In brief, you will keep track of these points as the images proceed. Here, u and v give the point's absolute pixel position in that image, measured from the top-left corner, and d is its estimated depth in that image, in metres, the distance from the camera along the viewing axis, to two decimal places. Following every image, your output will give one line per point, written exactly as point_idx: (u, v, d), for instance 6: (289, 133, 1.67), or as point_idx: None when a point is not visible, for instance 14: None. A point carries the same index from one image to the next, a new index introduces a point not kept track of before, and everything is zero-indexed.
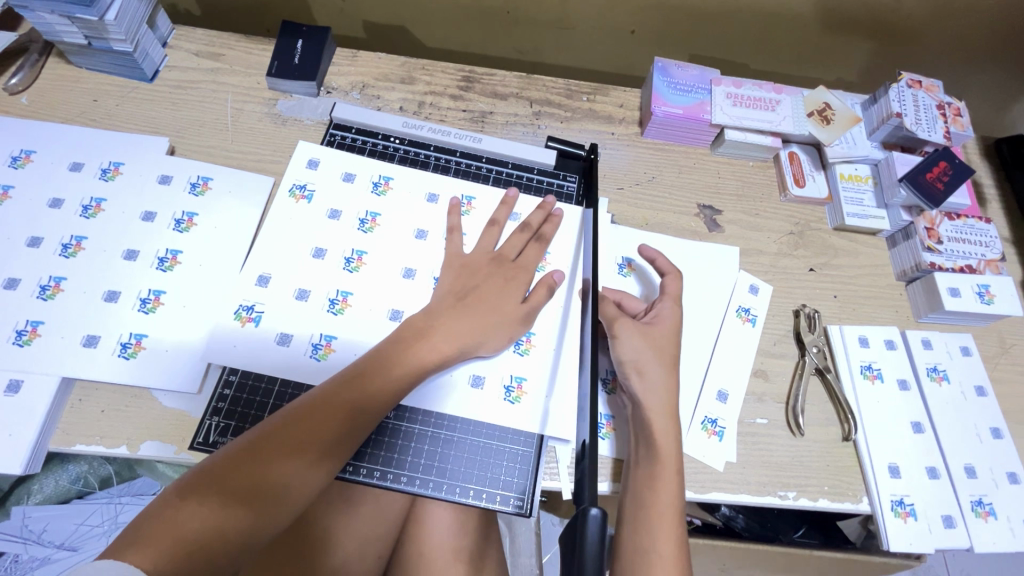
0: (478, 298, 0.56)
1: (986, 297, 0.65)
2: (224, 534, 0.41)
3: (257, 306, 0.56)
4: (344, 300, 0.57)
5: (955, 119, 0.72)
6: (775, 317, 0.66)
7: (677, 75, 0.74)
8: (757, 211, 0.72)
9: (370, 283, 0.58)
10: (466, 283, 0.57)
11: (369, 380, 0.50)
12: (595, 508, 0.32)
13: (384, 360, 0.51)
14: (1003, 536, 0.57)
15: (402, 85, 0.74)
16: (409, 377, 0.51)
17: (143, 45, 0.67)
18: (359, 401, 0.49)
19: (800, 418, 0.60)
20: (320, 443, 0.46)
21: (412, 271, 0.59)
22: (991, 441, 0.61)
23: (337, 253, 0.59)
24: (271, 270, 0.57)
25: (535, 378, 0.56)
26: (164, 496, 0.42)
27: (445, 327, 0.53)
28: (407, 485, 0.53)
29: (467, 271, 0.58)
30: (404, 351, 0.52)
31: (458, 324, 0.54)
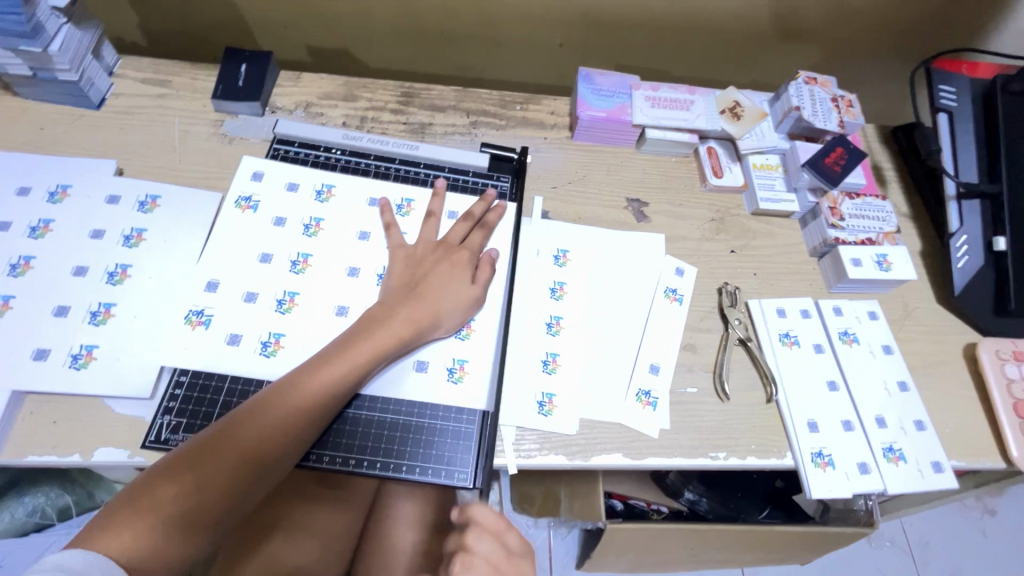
0: (429, 286, 0.61)
1: (885, 264, 0.72)
2: (196, 520, 0.45)
3: (206, 310, 0.59)
4: (291, 300, 0.61)
5: (847, 110, 0.80)
6: (700, 295, 0.72)
7: (600, 82, 0.80)
8: (680, 202, 0.79)
9: (316, 282, 0.62)
10: (414, 273, 0.62)
11: (338, 366, 0.53)
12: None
13: (349, 349, 0.54)
14: (914, 477, 0.63)
15: (344, 102, 0.79)
16: (373, 364, 0.55)
17: (88, 74, 0.70)
18: (326, 390, 0.52)
19: (725, 384, 0.65)
20: (289, 431, 0.50)
21: (356, 269, 0.64)
22: (898, 393, 0.67)
23: (284, 257, 0.63)
24: (220, 276, 0.61)
25: (472, 359, 0.61)
26: (134, 487, 0.44)
27: (401, 313, 0.58)
28: (354, 467, 0.56)
29: (412, 261, 0.63)
30: (366, 342, 0.55)
31: (414, 307, 0.58)
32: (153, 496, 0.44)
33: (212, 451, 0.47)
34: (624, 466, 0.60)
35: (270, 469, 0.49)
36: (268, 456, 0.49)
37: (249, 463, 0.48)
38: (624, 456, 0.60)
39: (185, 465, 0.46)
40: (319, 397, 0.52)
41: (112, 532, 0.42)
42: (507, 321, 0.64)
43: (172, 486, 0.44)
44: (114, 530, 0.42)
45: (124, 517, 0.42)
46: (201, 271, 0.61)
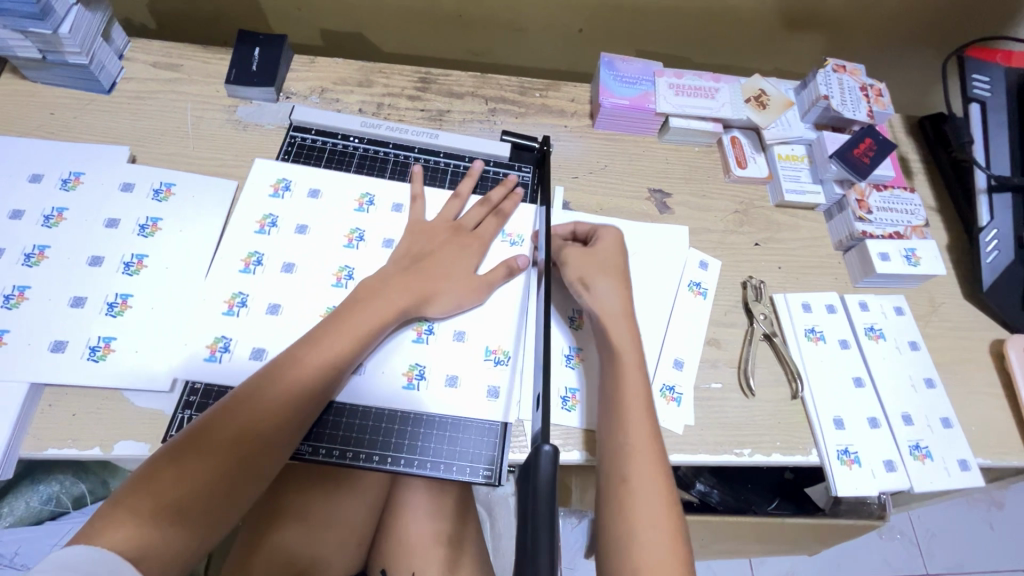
0: (433, 263, 0.60)
1: (913, 259, 0.71)
2: (196, 506, 0.43)
3: (261, 254, 0.61)
4: (346, 276, 0.61)
5: (877, 99, 0.78)
6: (724, 289, 0.70)
7: (622, 68, 0.78)
8: (704, 192, 0.77)
9: (366, 260, 0.62)
10: (421, 248, 0.61)
11: (328, 342, 0.52)
12: (548, 446, 0.36)
13: (335, 327, 0.54)
14: (940, 475, 0.62)
15: (360, 88, 0.77)
16: (360, 340, 0.54)
17: (98, 57, 0.68)
18: (307, 369, 0.51)
19: (751, 380, 0.64)
20: (301, 406, 0.50)
21: (391, 241, 0.64)
22: (925, 390, 0.66)
23: (338, 232, 0.63)
24: (264, 251, 0.61)
25: (511, 349, 0.60)
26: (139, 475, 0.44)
27: (442, 275, 0.60)
28: (368, 461, 0.55)
29: (423, 236, 0.63)
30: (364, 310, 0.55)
31: (443, 252, 0.61)
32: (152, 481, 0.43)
33: (206, 441, 0.46)
34: None
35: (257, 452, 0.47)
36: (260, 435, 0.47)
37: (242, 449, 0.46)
38: None
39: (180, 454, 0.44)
40: (301, 377, 0.51)
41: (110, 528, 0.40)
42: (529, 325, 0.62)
43: (170, 474, 0.43)
44: (114, 524, 0.40)
45: (124, 509, 0.41)
46: (243, 244, 0.61)
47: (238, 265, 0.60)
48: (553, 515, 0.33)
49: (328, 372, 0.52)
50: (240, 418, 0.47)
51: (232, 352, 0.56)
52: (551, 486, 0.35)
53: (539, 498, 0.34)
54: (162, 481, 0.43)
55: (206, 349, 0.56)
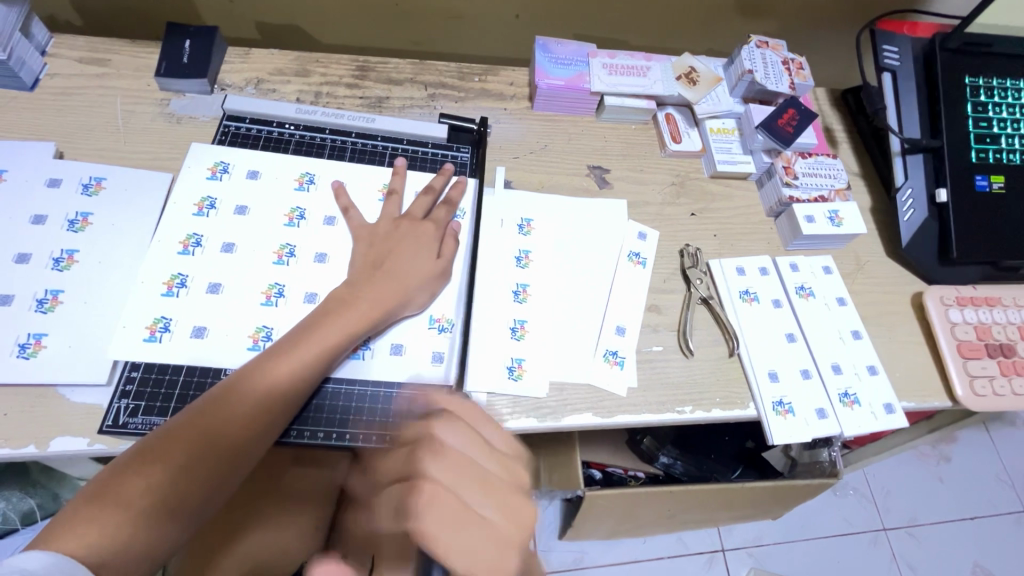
0: (395, 267, 0.60)
1: (837, 220, 0.75)
2: (165, 511, 0.45)
3: (199, 234, 0.61)
4: (289, 252, 0.61)
5: (798, 72, 0.82)
6: (663, 258, 0.73)
7: (557, 51, 0.80)
8: (641, 168, 0.80)
9: (308, 235, 0.63)
10: (380, 252, 0.61)
11: (299, 351, 0.52)
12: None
13: (308, 336, 0.53)
14: (868, 419, 0.66)
15: (297, 78, 0.77)
16: (330, 351, 0.54)
17: (17, 53, 0.66)
18: (279, 377, 0.51)
19: (689, 341, 0.67)
20: (268, 419, 0.50)
21: (333, 218, 0.64)
22: (852, 342, 0.70)
23: (278, 211, 0.63)
24: (203, 231, 0.61)
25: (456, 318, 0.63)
26: (108, 474, 0.45)
27: (405, 275, 0.60)
28: (314, 438, 0.56)
29: (376, 239, 0.62)
30: (334, 320, 0.55)
31: (404, 249, 0.62)
32: (120, 484, 0.44)
33: (174, 449, 0.46)
34: (595, 424, 0.61)
35: (225, 462, 0.48)
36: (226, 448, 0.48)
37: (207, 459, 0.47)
38: (594, 415, 0.62)
39: (146, 461, 0.45)
40: (273, 386, 0.51)
41: (77, 529, 0.42)
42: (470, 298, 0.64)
43: (141, 481, 0.44)
44: (80, 525, 0.42)
45: (90, 514, 0.42)
46: (181, 226, 0.61)
47: (176, 247, 0.60)
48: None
49: (301, 380, 0.52)
50: (209, 425, 0.48)
51: (172, 333, 0.56)
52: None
53: None
54: (132, 486, 0.44)
55: (144, 330, 0.55)
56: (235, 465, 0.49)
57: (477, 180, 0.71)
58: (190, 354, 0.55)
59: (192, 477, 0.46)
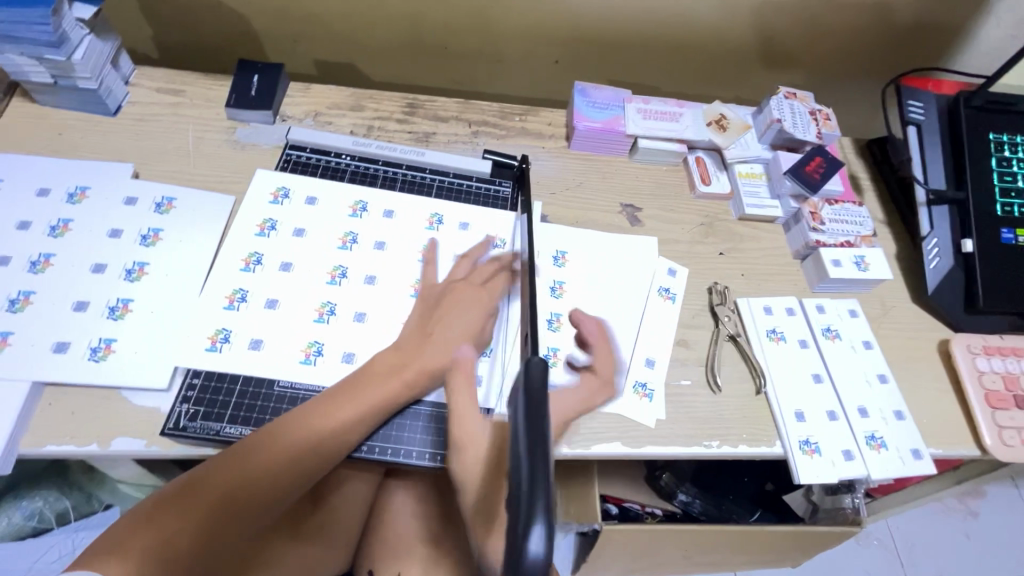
0: (444, 336, 0.61)
1: (863, 265, 0.77)
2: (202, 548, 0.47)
3: (260, 253, 0.65)
4: (342, 274, 0.65)
5: (825, 122, 0.86)
6: (692, 294, 0.76)
7: (595, 95, 0.85)
8: (671, 208, 0.83)
9: (360, 258, 0.67)
10: (432, 317, 0.62)
11: (345, 408, 0.55)
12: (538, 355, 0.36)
13: (358, 390, 0.56)
14: (895, 463, 0.66)
15: (352, 112, 0.83)
16: (369, 412, 0.56)
17: (106, 82, 0.73)
18: (324, 428, 0.54)
19: (717, 377, 0.69)
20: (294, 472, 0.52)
21: (383, 244, 0.68)
22: (879, 385, 0.71)
23: (332, 235, 0.68)
24: (264, 250, 0.65)
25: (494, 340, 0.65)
26: (144, 509, 0.47)
27: (454, 342, 0.61)
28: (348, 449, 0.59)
29: (428, 304, 0.64)
30: (377, 381, 0.57)
31: (453, 316, 0.63)
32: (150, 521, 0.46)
33: (204, 492, 0.49)
34: (624, 454, 0.62)
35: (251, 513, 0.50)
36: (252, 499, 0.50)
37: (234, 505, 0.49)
38: (623, 445, 0.63)
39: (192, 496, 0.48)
40: (315, 438, 0.53)
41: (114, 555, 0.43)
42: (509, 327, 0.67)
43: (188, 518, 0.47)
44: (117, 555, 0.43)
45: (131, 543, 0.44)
46: (244, 245, 0.66)
47: (238, 264, 0.64)
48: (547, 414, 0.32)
49: (345, 435, 0.55)
50: (251, 465, 0.51)
51: (232, 343, 0.60)
52: (543, 391, 0.34)
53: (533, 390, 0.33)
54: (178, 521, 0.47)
55: (207, 340, 0.59)
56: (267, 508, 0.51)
57: (517, 213, 0.75)
58: (247, 364, 0.59)
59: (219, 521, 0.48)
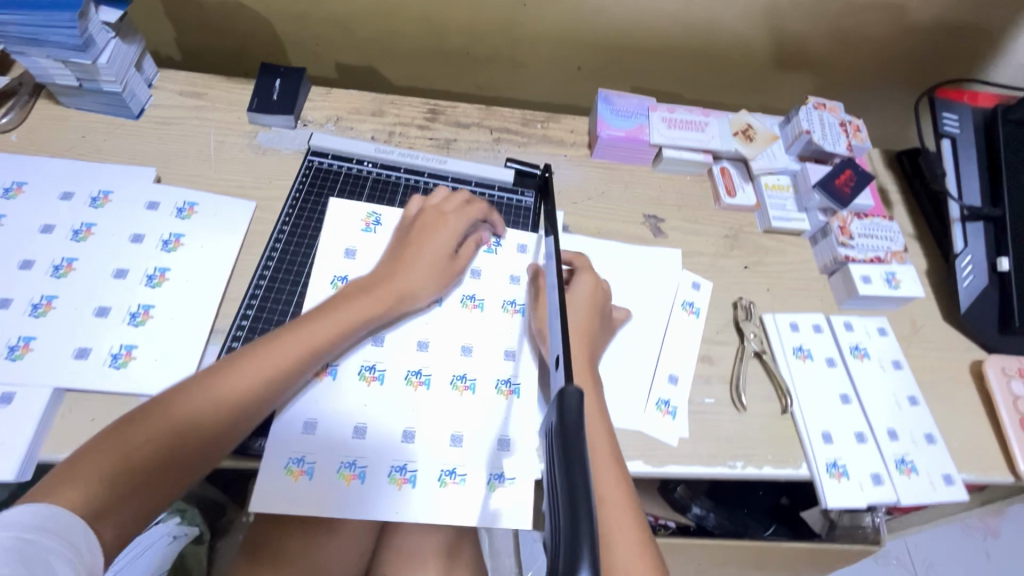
0: (409, 261, 0.64)
1: (894, 282, 0.75)
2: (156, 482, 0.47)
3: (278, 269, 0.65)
4: None
5: (855, 134, 0.84)
6: (716, 309, 0.74)
7: (619, 104, 0.84)
8: (695, 219, 0.82)
9: None
10: (404, 250, 0.64)
11: (299, 344, 0.55)
12: (572, 386, 0.36)
13: (324, 313, 0.58)
14: (926, 489, 0.64)
15: (373, 118, 0.82)
16: (334, 334, 0.57)
17: (130, 85, 0.73)
18: (289, 351, 0.55)
19: (742, 395, 0.67)
20: (257, 401, 0.52)
21: None
22: (909, 407, 0.69)
23: (348, 246, 0.67)
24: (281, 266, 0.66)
25: (519, 350, 0.65)
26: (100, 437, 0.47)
27: (421, 270, 0.63)
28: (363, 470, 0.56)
29: (405, 236, 0.67)
30: (346, 305, 0.59)
31: (424, 250, 0.65)
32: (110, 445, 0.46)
33: (168, 417, 0.49)
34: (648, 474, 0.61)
35: (211, 443, 0.50)
36: (212, 429, 0.50)
37: (197, 437, 0.49)
38: (646, 464, 0.62)
39: (140, 429, 0.47)
40: (277, 364, 0.54)
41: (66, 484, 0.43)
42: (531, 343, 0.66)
43: (139, 454, 0.46)
44: (70, 482, 0.44)
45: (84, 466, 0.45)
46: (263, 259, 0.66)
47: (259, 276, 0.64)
48: (586, 454, 0.33)
49: (307, 352, 0.55)
50: (211, 394, 0.51)
51: None
52: (578, 424, 0.34)
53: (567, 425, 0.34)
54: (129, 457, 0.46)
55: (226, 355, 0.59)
56: (227, 437, 0.51)
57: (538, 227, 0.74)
58: None
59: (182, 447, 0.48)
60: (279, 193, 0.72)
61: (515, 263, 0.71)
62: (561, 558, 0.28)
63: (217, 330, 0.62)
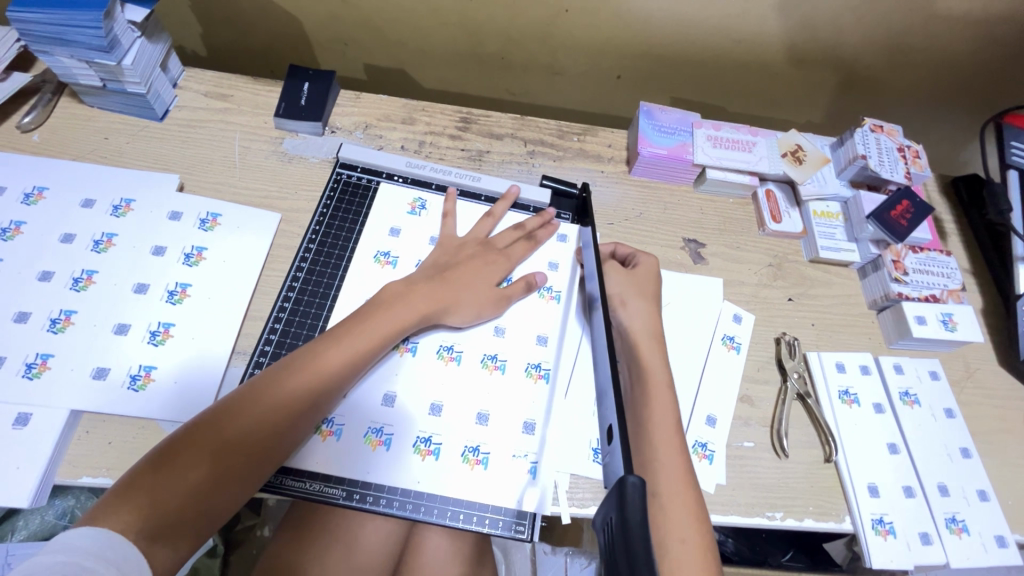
0: (456, 274, 0.61)
1: (950, 324, 0.70)
2: (218, 496, 0.46)
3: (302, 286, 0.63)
4: None
5: (914, 161, 0.78)
6: (757, 344, 0.70)
7: (661, 119, 0.79)
8: (737, 245, 0.77)
9: None
10: (449, 261, 0.63)
11: (356, 339, 0.54)
12: (633, 476, 0.34)
13: (373, 319, 0.55)
14: (977, 551, 0.60)
15: (403, 125, 0.78)
16: (383, 341, 0.55)
17: (155, 86, 0.70)
18: (340, 358, 0.53)
19: (784, 441, 0.63)
20: (311, 408, 0.51)
21: None
22: (961, 460, 0.65)
23: (375, 260, 0.65)
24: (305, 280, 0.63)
25: (556, 334, 0.63)
26: (153, 453, 0.45)
27: (467, 283, 0.61)
28: (389, 508, 0.52)
29: (452, 251, 0.64)
30: (393, 311, 0.57)
31: (470, 267, 0.63)
32: (164, 463, 0.44)
33: (222, 432, 0.47)
34: None
35: (267, 455, 0.48)
36: (269, 442, 0.48)
37: (253, 450, 0.48)
38: None
39: (203, 439, 0.46)
40: (327, 373, 0.52)
41: (126, 506, 0.42)
42: (572, 327, 0.64)
43: (203, 469, 0.45)
44: (131, 503, 0.42)
45: (144, 486, 0.43)
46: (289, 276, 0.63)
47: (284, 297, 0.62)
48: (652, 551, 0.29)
49: (358, 359, 0.53)
50: (264, 404, 0.49)
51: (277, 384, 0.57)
52: (639, 513, 0.32)
53: (630, 522, 0.31)
54: (193, 471, 0.45)
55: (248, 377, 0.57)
56: (280, 447, 0.49)
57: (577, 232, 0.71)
58: None
59: (239, 463, 0.47)
60: (305, 205, 0.69)
61: (553, 249, 0.69)
62: None
63: (239, 351, 0.60)
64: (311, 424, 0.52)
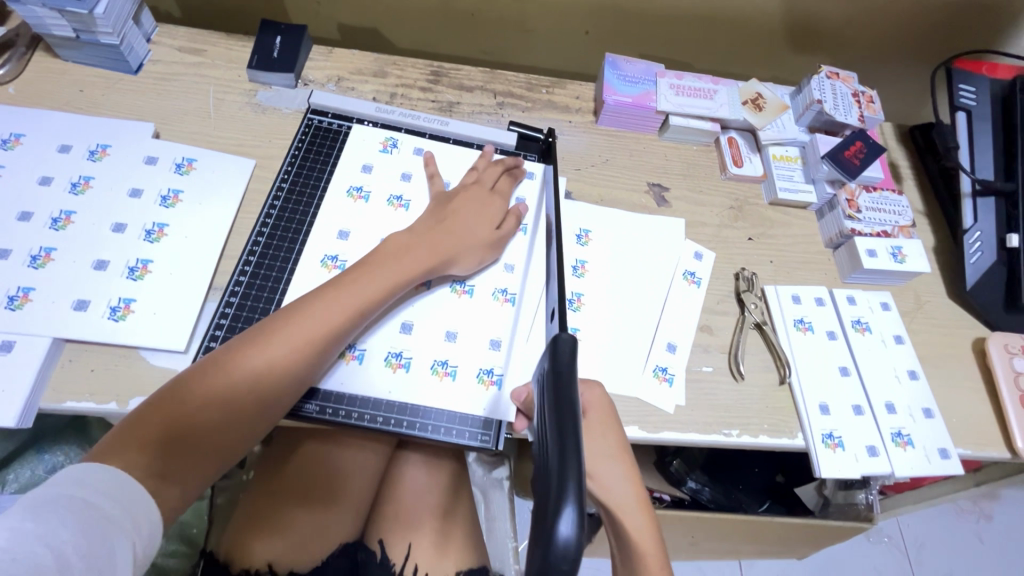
0: (455, 223, 0.63)
1: (900, 256, 0.74)
2: (225, 437, 0.48)
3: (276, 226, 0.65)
4: (347, 236, 0.65)
5: (868, 105, 0.82)
6: (717, 280, 0.73)
7: (627, 69, 0.82)
8: (700, 188, 0.80)
9: (369, 221, 0.66)
10: (445, 207, 0.64)
11: (359, 288, 0.55)
12: (565, 334, 0.40)
13: (377, 270, 0.56)
14: (921, 462, 0.64)
15: (374, 78, 0.80)
16: (388, 291, 0.56)
17: (128, 38, 0.72)
18: (344, 307, 0.54)
19: (740, 365, 0.67)
20: (317, 356, 0.52)
21: (397, 199, 0.68)
22: (909, 382, 0.69)
23: (346, 197, 0.67)
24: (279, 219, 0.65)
25: (522, 263, 0.66)
26: (161, 395, 0.47)
27: (465, 230, 0.63)
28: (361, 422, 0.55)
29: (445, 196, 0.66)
30: (397, 261, 0.58)
31: (468, 216, 0.64)
32: (171, 406, 0.47)
33: (225, 378, 0.49)
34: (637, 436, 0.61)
35: (271, 402, 0.50)
36: (273, 389, 0.50)
37: (256, 396, 0.49)
38: (637, 428, 0.62)
39: (207, 384, 0.48)
40: (331, 322, 0.53)
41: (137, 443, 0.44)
42: (537, 257, 0.66)
43: (207, 413, 0.47)
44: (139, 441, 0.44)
45: (152, 426, 0.45)
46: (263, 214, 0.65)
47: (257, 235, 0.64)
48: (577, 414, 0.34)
49: (363, 308, 0.54)
50: (266, 352, 0.50)
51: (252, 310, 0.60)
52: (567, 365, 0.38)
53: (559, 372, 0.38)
54: (198, 414, 0.47)
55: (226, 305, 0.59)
56: (285, 395, 0.51)
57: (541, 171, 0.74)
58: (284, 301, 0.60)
59: (244, 407, 0.49)
60: (278, 152, 0.71)
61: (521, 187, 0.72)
62: (550, 493, 0.31)
63: (216, 287, 0.62)
64: (315, 372, 0.53)
